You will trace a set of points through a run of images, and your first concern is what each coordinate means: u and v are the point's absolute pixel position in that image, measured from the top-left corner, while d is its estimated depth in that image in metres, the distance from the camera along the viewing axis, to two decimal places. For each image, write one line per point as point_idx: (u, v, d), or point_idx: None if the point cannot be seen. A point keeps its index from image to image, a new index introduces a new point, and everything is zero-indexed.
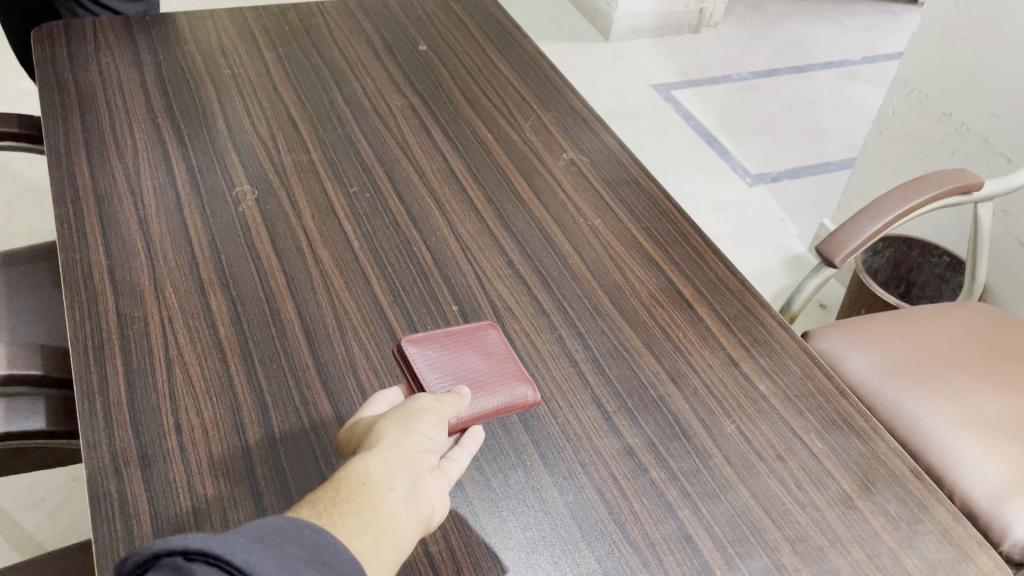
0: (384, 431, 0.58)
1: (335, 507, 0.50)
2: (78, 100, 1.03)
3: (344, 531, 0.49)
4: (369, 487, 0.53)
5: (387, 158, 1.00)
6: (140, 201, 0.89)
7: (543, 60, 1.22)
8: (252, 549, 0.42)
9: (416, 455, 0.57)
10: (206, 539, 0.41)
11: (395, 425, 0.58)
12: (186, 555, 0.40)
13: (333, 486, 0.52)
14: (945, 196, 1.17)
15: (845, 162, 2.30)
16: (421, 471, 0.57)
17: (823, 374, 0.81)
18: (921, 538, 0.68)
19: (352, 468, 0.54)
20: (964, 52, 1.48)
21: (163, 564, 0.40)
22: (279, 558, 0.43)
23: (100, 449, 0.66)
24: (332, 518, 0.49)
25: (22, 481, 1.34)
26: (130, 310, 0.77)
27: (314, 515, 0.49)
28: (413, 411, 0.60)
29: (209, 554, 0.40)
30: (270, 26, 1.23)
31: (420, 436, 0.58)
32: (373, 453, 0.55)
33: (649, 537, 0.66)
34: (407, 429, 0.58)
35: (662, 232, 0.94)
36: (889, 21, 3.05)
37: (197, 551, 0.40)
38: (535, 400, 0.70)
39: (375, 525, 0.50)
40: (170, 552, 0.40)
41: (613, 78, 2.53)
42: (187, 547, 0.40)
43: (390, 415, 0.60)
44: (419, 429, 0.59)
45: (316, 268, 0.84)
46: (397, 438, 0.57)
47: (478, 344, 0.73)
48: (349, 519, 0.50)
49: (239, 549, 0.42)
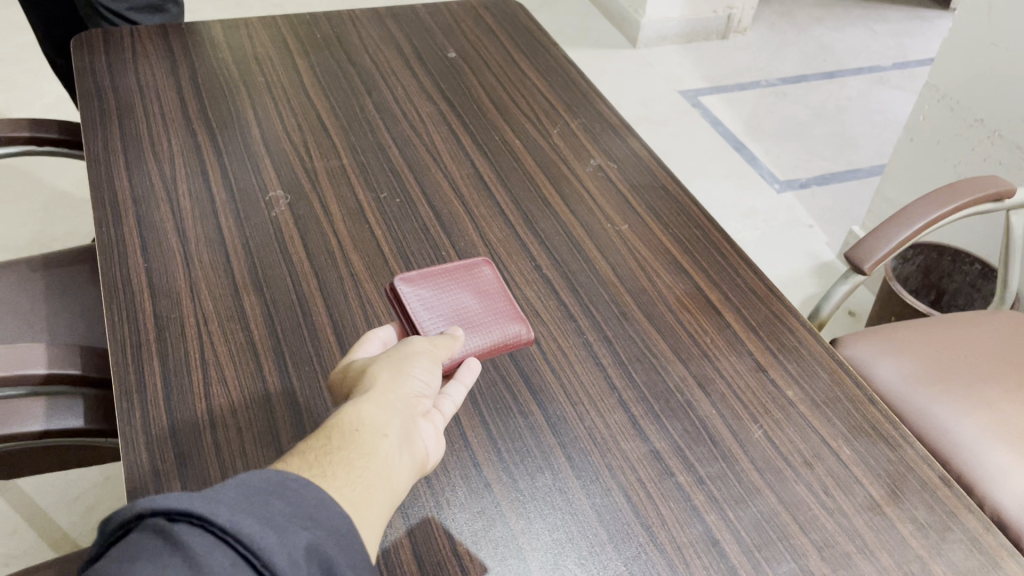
0: (376, 375, 0.60)
1: (326, 456, 0.53)
2: (116, 107, 1.06)
3: (336, 480, 0.51)
4: (361, 435, 0.55)
5: (417, 164, 1.02)
6: (176, 205, 0.91)
7: (570, 67, 1.23)
8: (239, 511, 0.44)
9: (407, 400, 0.60)
10: (189, 499, 0.42)
11: (387, 369, 0.61)
12: (169, 516, 0.42)
13: (325, 434, 0.54)
14: (976, 203, 1.16)
15: (875, 168, 2.28)
16: (412, 417, 0.59)
17: (852, 380, 0.81)
18: (949, 545, 0.68)
19: (344, 414, 0.56)
20: (995, 57, 1.47)
21: (147, 525, 0.42)
22: (274, 523, 0.44)
23: (138, 446, 0.67)
24: (323, 470, 0.51)
25: (57, 479, 1.37)
26: (166, 311, 0.79)
27: (305, 468, 0.51)
28: (404, 357, 0.62)
29: (193, 515, 0.42)
30: (302, 33, 1.25)
31: (411, 380, 0.61)
32: (365, 398, 0.57)
33: (675, 540, 0.66)
34: (399, 373, 0.61)
35: (688, 238, 0.95)
36: (920, 27, 3.02)
37: (181, 512, 0.42)
38: (528, 337, 0.76)
39: (366, 473, 0.53)
40: (153, 512, 0.42)
41: (641, 84, 2.54)
42: (169, 509, 0.41)
43: (381, 358, 0.62)
44: (411, 373, 0.61)
45: (347, 271, 0.86)
46: (388, 383, 0.59)
47: (470, 288, 0.78)
48: (340, 469, 0.52)
49: (226, 511, 0.43)
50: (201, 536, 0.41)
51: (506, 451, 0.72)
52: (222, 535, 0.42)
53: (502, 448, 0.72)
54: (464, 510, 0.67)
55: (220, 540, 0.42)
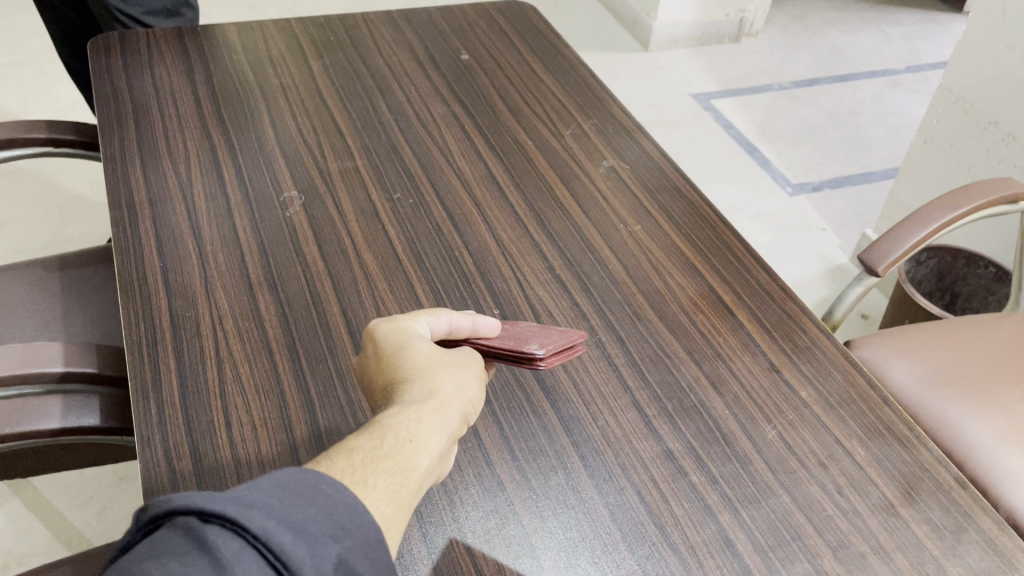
0: (438, 385, 0.61)
1: (373, 462, 0.53)
2: (132, 109, 1.07)
3: (375, 491, 0.51)
4: (411, 447, 0.55)
5: (430, 164, 1.02)
6: (191, 205, 0.92)
7: (583, 69, 1.23)
8: (267, 515, 0.44)
9: (458, 417, 0.60)
10: (222, 502, 0.42)
11: (449, 381, 0.61)
12: (202, 516, 0.42)
13: (378, 435, 0.55)
14: (991, 205, 1.16)
15: (887, 172, 2.27)
16: (455, 435, 0.60)
17: (866, 380, 0.81)
18: (965, 546, 0.68)
19: (401, 419, 0.56)
20: (1009, 60, 1.47)
21: (179, 523, 0.42)
22: (297, 525, 0.45)
23: (154, 444, 0.68)
24: (366, 476, 0.52)
25: (71, 479, 1.38)
26: (183, 310, 0.80)
27: (348, 469, 0.52)
28: (465, 372, 0.63)
29: (226, 518, 0.42)
30: (317, 35, 1.25)
31: (466, 398, 0.61)
32: (423, 409, 0.58)
33: (689, 540, 0.66)
34: (458, 387, 0.61)
35: (703, 240, 0.95)
36: (934, 30, 3.01)
37: (214, 514, 0.42)
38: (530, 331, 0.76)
39: (403, 489, 0.53)
40: (187, 511, 0.42)
41: (653, 87, 2.54)
42: (204, 510, 0.42)
43: (444, 364, 0.63)
44: (467, 390, 0.62)
45: (360, 271, 0.86)
46: (448, 398, 0.60)
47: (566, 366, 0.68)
48: (382, 478, 0.52)
49: (255, 514, 0.43)
50: (231, 539, 0.41)
51: (520, 451, 0.72)
52: (252, 541, 0.42)
53: (515, 447, 0.72)
54: (477, 508, 0.67)
55: (250, 546, 0.42)
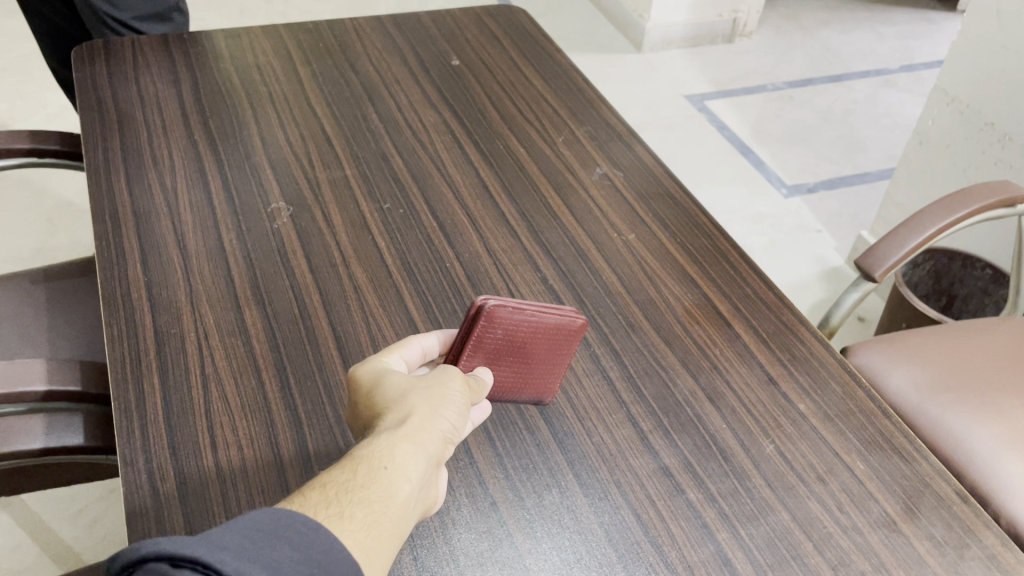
0: (413, 408, 0.59)
1: (347, 494, 0.51)
2: (117, 118, 1.05)
3: (351, 522, 0.50)
4: (387, 474, 0.53)
5: (420, 173, 1.01)
6: (176, 218, 0.90)
7: (576, 74, 1.21)
8: (239, 558, 0.42)
9: (439, 440, 0.58)
10: (193, 546, 0.41)
11: (425, 402, 0.59)
12: (173, 561, 0.40)
13: (352, 466, 0.53)
14: (988, 208, 1.14)
15: (883, 172, 2.26)
16: (438, 459, 0.58)
17: (864, 393, 0.79)
18: (968, 563, 0.66)
19: (375, 449, 0.55)
20: (1005, 60, 1.46)
21: (149, 570, 0.39)
22: (270, 563, 0.44)
23: (137, 468, 0.66)
24: (340, 509, 0.50)
25: (60, 493, 1.36)
26: (166, 327, 0.78)
27: (322, 503, 0.50)
28: (442, 391, 0.61)
29: (198, 562, 0.40)
30: (305, 41, 1.24)
31: (445, 418, 0.59)
32: (398, 435, 0.56)
33: (686, 560, 0.65)
34: (434, 409, 0.59)
35: (698, 249, 0.93)
36: (927, 29, 3.00)
37: (185, 558, 0.40)
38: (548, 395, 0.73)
39: (381, 518, 0.51)
40: (158, 556, 0.40)
41: (646, 89, 2.52)
42: (174, 555, 0.40)
43: (420, 386, 0.61)
44: (444, 410, 0.60)
45: (349, 284, 0.85)
46: (425, 420, 0.58)
47: (548, 322, 0.69)
48: (357, 510, 0.51)
49: (225, 555, 0.42)
50: None
51: (513, 469, 0.70)
52: None
53: (508, 465, 0.70)
54: (470, 530, 0.65)
55: None
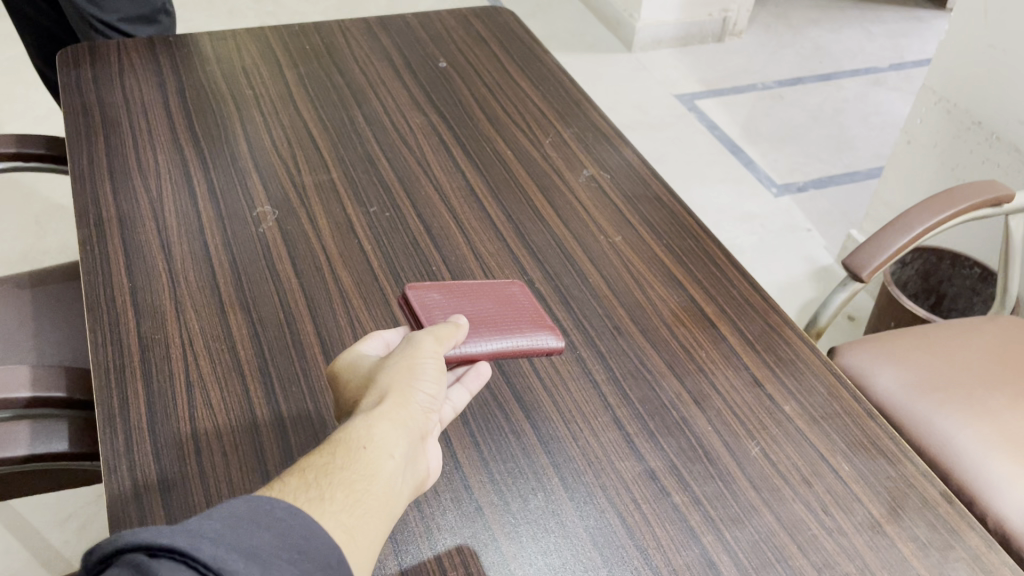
0: (387, 386, 0.59)
1: (326, 476, 0.51)
2: (102, 123, 1.04)
3: (332, 504, 0.50)
4: (368, 454, 0.54)
5: (406, 176, 1.00)
6: (161, 222, 0.90)
7: (563, 76, 1.21)
8: (221, 548, 0.42)
9: (417, 415, 0.58)
10: (172, 534, 0.41)
11: (397, 378, 0.59)
12: (150, 551, 0.40)
13: (331, 450, 0.53)
14: (976, 208, 1.14)
15: (872, 171, 2.27)
16: (420, 435, 0.58)
17: (849, 394, 0.79)
18: (952, 564, 0.66)
19: (352, 431, 0.55)
20: (992, 60, 1.46)
21: (126, 560, 0.40)
22: (251, 554, 0.44)
23: (121, 472, 0.66)
24: (321, 491, 0.50)
25: (49, 497, 1.35)
26: (151, 333, 0.77)
27: (302, 487, 0.50)
28: (416, 363, 0.61)
29: (175, 550, 0.40)
30: (292, 44, 1.23)
31: (421, 392, 0.59)
32: (375, 414, 0.56)
33: (671, 563, 0.65)
34: (408, 384, 0.59)
35: (685, 250, 0.93)
36: (918, 29, 3.00)
37: (161, 547, 0.40)
38: (556, 342, 0.72)
39: (364, 497, 0.51)
40: (134, 547, 0.40)
41: (636, 89, 2.53)
42: (152, 544, 0.40)
43: (391, 362, 0.61)
44: (419, 384, 0.60)
45: (335, 288, 0.84)
46: (400, 396, 0.58)
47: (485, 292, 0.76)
48: (339, 491, 0.51)
49: (206, 545, 0.42)
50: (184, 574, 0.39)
51: (498, 473, 0.70)
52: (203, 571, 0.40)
53: (494, 470, 0.70)
54: (455, 535, 0.65)
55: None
